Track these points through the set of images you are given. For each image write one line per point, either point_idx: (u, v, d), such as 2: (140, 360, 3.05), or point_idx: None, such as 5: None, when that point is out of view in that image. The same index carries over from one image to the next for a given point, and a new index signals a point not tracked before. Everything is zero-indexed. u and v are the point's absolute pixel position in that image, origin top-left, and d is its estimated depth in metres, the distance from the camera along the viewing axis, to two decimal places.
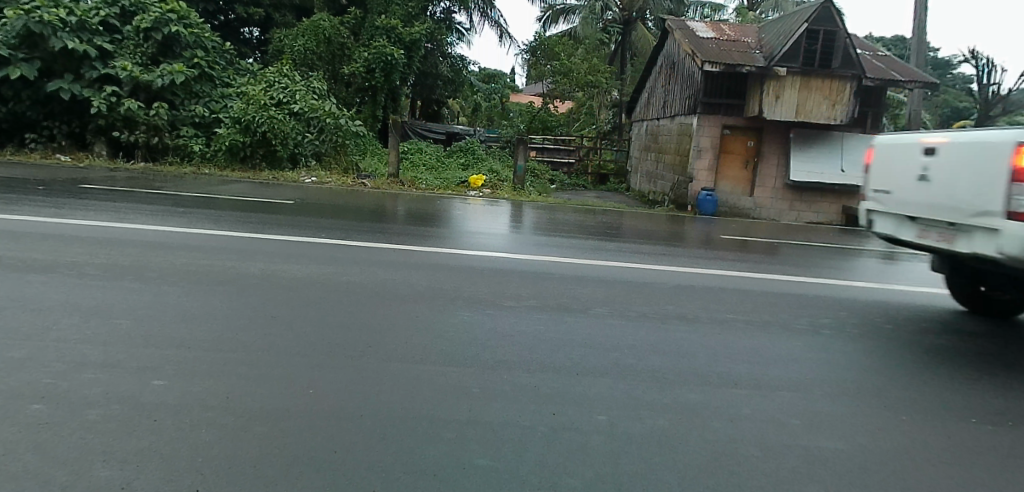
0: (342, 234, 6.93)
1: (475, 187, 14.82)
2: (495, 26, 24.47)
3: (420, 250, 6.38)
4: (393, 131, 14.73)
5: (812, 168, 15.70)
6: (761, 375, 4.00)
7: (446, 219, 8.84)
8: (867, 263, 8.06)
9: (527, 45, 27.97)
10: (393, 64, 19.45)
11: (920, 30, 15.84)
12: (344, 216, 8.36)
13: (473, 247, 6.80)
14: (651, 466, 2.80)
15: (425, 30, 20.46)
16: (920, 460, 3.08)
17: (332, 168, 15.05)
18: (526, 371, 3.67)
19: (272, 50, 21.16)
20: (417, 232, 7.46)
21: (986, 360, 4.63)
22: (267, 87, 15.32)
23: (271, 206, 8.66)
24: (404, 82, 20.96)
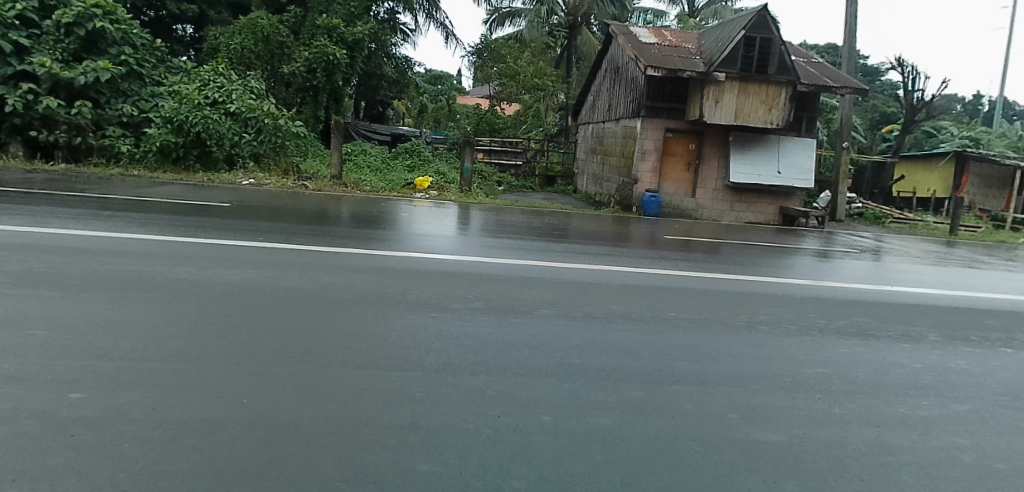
0: (280, 236, 6.77)
1: (421, 188, 14.70)
2: (441, 27, 24.35)
3: (362, 253, 6.28)
4: (335, 132, 14.46)
5: (750, 170, 16.20)
6: (701, 371, 4.09)
7: (389, 220, 8.76)
8: (801, 261, 8.38)
9: (474, 48, 28.06)
10: (334, 64, 19.03)
11: (849, 39, 16.63)
12: (281, 218, 8.16)
13: (418, 249, 6.72)
14: (595, 464, 2.83)
15: (370, 30, 20.14)
16: (850, 449, 3.22)
17: (272, 170, 14.71)
18: (467, 373, 3.65)
19: (206, 47, 20.43)
20: (359, 234, 7.35)
21: (911, 352, 4.87)
22: (201, 86, 14.86)
23: (204, 209, 8.36)
24: (347, 83, 20.59)
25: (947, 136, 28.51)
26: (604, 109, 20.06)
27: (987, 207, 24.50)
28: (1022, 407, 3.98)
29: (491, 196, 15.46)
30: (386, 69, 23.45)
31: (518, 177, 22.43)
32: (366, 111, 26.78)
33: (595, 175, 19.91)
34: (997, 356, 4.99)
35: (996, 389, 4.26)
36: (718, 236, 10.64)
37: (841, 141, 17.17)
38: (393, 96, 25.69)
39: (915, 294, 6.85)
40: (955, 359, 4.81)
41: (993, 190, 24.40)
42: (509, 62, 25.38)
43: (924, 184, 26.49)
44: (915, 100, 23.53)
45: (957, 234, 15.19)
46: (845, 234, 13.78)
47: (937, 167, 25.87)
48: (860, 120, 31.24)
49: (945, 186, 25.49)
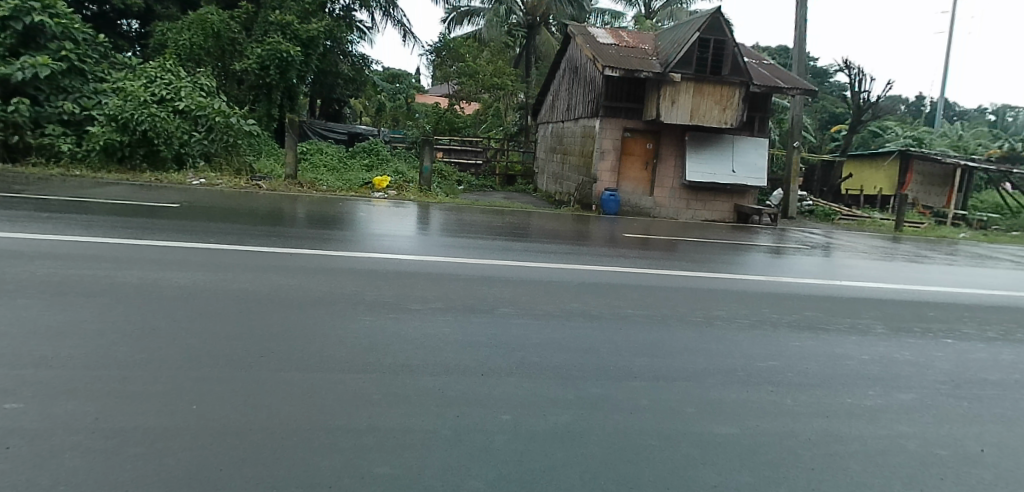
0: (232, 237, 6.61)
1: (380, 188, 14.57)
2: (398, 25, 24.13)
3: (316, 253, 6.18)
4: (290, 131, 14.18)
5: (706, 169, 16.56)
6: (658, 367, 4.17)
7: (344, 220, 8.63)
8: (754, 257, 8.59)
9: (433, 46, 27.96)
10: (288, 62, 18.73)
11: (799, 42, 17.16)
12: (233, 218, 7.97)
13: (374, 249, 6.65)
14: (554, 460, 2.85)
15: (325, 28, 20.00)
16: (801, 439, 3.33)
17: (223, 170, 14.35)
18: (424, 374, 3.62)
19: (153, 44, 19.80)
20: (314, 234, 7.23)
21: (859, 344, 5.06)
22: (147, 83, 14.43)
23: (151, 210, 8.09)
24: (302, 81, 20.27)
25: (891, 136, 29.54)
26: (563, 109, 20.22)
27: (929, 203, 25.98)
28: (961, 395, 4.18)
29: (451, 195, 15.40)
30: (342, 66, 23.11)
31: (479, 176, 22.40)
32: (322, 110, 26.34)
33: (555, 174, 20.04)
34: (939, 346, 5.23)
35: (938, 378, 4.46)
36: (674, 233, 10.84)
37: (792, 140, 17.70)
38: (349, 95, 25.40)
39: (862, 288, 7.12)
40: (900, 350, 5.02)
41: (935, 187, 25.90)
42: (467, 62, 25.33)
43: (872, 181, 27.24)
44: (863, 101, 24.40)
45: (902, 230, 15.83)
46: (797, 230, 14.19)
47: (883, 165, 26.69)
48: (811, 120, 32.25)
49: (890, 184, 26.38)
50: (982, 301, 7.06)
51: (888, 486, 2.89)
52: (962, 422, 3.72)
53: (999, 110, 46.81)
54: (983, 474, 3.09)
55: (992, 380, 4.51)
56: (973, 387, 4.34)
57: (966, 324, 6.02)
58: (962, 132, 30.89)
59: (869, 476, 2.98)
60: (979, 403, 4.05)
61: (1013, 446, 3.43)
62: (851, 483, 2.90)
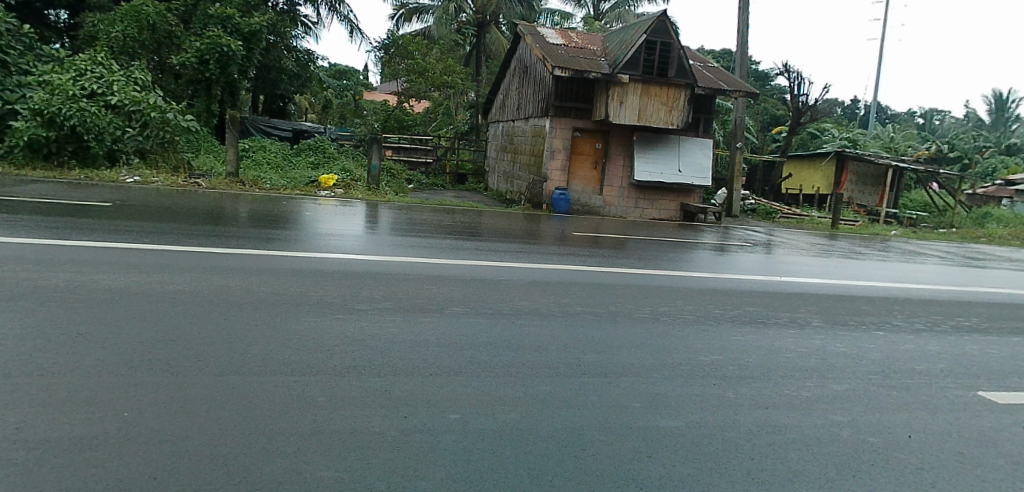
0: (168, 237, 6.34)
1: (327, 186, 14.41)
2: (344, 21, 23.66)
3: (259, 254, 6.02)
4: (231, 128, 13.76)
5: (653, 169, 16.93)
6: (605, 363, 4.24)
7: (286, 219, 8.45)
8: (698, 255, 8.83)
9: (381, 43, 27.65)
10: (229, 56, 18.23)
11: (741, 46, 17.71)
12: (170, 217, 7.68)
13: (318, 248, 6.51)
14: (502, 458, 2.86)
15: (267, 21, 19.47)
16: (742, 430, 3.45)
17: (160, 167, 13.83)
18: (371, 374, 3.58)
19: (83, 35, 18.88)
20: (257, 233, 7.04)
21: (797, 338, 5.27)
22: (76, 76, 13.75)
23: (80, 209, 7.71)
24: (244, 76, 19.74)
25: (828, 137, 30.80)
26: (514, 108, 20.31)
27: (863, 201, 27.28)
28: (891, 384, 4.40)
29: (401, 194, 15.23)
30: (286, 62, 22.51)
31: (429, 175, 22.25)
32: (266, 106, 25.60)
33: (506, 173, 20.11)
34: (871, 338, 5.49)
35: (869, 369, 4.70)
36: (621, 231, 11.04)
37: (735, 141, 18.24)
38: (294, 91, 24.60)
39: (800, 283, 7.42)
40: (835, 342, 5.26)
41: (868, 186, 27.17)
42: (417, 59, 25.12)
43: (810, 181, 28.41)
44: (801, 104, 25.38)
45: (838, 227, 16.57)
46: (740, 229, 14.66)
47: (821, 165, 27.88)
48: (753, 122, 33.38)
49: (828, 183, 27.57)
50: (909, 294, 7.46)
51: (822, 473, 3.02)
52: (891, 410, 3.93)
53: (927, 113, 49.41)
54: (910, 459, 3.26)
55: (919, 370, 4.77)
56: (901, 376, 4.59)
57: (896, 316, 6.35)
58: (894, 134, 32.48)
59: (805, 465, 3.10)
60: (907, 392, 4.28)
61: (937, 432, 3.64)
62: (788, 471, 3.02)
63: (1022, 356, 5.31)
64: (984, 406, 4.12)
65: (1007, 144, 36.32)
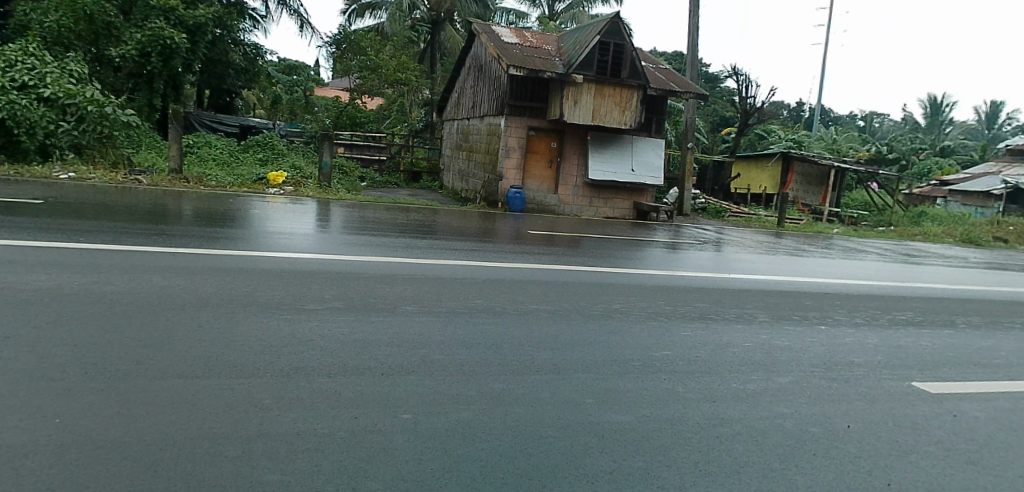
0: (101, 236, 6.08)
1: (276, 183, 14.06)
2: (294, 15, 23.18)
3: (202, 253, 5.83)
4: (174, 123, 13.31)
5: (607, 168, 17.17)
6: (557, 360, 4.29)
7: (232, 217, 8.24)
8: (651, 253, 9.00)
9: (334, 38, 27.20)
10: (173, 49, 17.69)
11: (692, 49, 18.11)
12: (107, 215, 7.38)
13: (263, 247, 6.37)
14: (454, 457, 2.86)
15: (212, 14, 19.12)
16: (690, 424, 3.53)
17: (96, 163, 13.13)
18: (319, 375, 3.52)
19: (13, 24, 17.93)
20: (201, 232, 6.84)
21: (744, 333, 5.44)
22: (5, 67, 13.10)
23: (5, 207, 7.31)
24: (189, 70, 19.16)
25: (776, 138, 31.83)
26: (469, 106, 20.27)
27: (808, 201, 28.34)
28: (831, 376, 4.59)
29: (353, 192, 15.01)
30: (234, 56, 21.91)
31: (382, 172, 22.07)
32: (213, 101, 24.84)
33: (461, 171, 20.06)
34: (813, 332, 5.72)
35: (811, 362, 4.89)
36: (577, 230, 11.15)
37: (687, 141, 18.66)
38: (242, 86, 23.95)
39: (748, 280, 7.65)
40: (779, 337, 5.45)
41: (812, 187, 28.25)
42: (371, 55, 24.82)
43: (758, 180, 29.33)
44: (749, 106, 26.13)
45: (783, 226, 17.18)
46: (691, 227, 15.00)
47: (767, 166, 28.82)
48: (704, 123, 34.23)
49: (774, 183, 28.54)
50: (847, 289, 7.80)
51: (765, 463, 3.12)
52: (832, 401, 4.09)
53: (867, 116, 51.61)
54: (848, 447, 3.42)
55: (858, 362, 4.99)
56: (841, 368, 4.79)
57: (837, 311, 6.62)
58: (836, 136, 33.81)
59: (749, 455, 3.21)
60: (845, 383, 4.47)
61: (872, 421, 3.81)
62: (733, 462, 3.11)
63: (951, 347, 5.62)
64: (918, 396, 4.33)
65: (940, 147, 38.29)
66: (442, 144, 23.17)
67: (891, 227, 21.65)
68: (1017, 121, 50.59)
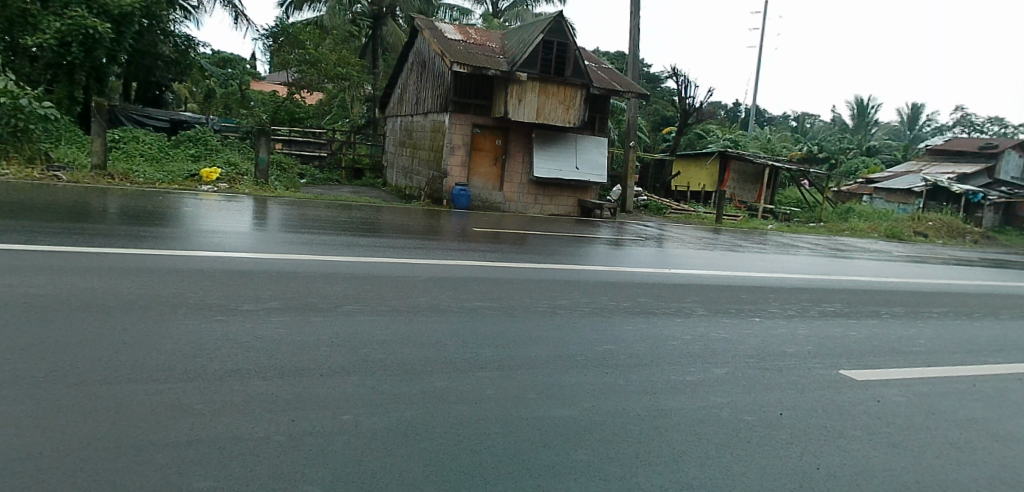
0: (14, 235, 5.74)
1: (209, 180, 13.60)
2: (228, 6, 22.36)
3: (127, 253, 5.57)
4: (97, 116, 12.64)
5: (552, 166, 17.33)
6: (501, 357, 4.30)
7: (161, 215, 7.91)
8: (596, 249, 9.15)
9: (271, 31, 26.40)
10: (96, 39, 16.81)
11: (634, 49, 18.48)
12: (20, 214, 6.94)
13: (190, 245, 6.15)
14: (398, 456, 2.84)
15: (139, 3, 18.24)
16: (631, 416, 3.62)
17: (10, 157, 12.30)
18: (252, 377, 3.42)
19: None
20: (126, 231, 6.53)
21: (684, 326, 5.62)
22: None
23: None
24: (114, 61, 18.22)
25: (714, 137, 32.89)
26: (412, 103, 20.07)
27: (744, 198, 29.44)
28: (764, 366, 4.79)
29: (292, 189, 14.63)
30: (164, 47, 21.00)
31: (323, 169, 21.67)
32: (141, 93, 23.69)
33: (405, 168, 19.84)
34: (747, 324, 5.95)
35: (748, 353, 5.08)
36: (521, 227, 11.23)
37: (629, 140, 19.03)
38: (172, 78, 22.96)
39: (688, 275, 7.88)
40: (716, 329, 5.64)
41: (748, 184, 29.39)
42: (310, 49, 24.25)
43: (696, 178, 30.22)
44: (689, 105, 26.86)
45: (722, 222, 17.77)
46: (634, 224, 15.35)
47: (705, 163, 29.69)
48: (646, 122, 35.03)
49: (711, 180, 29.40)
50: (779, 283, 8.14)
51: (701, 452, 3.23)
52: (767, 391, 4.26)
53: (799, 117, 53.93)
54: (781, 434, 3.57)
55: (790, 352, 5.22)
56: (774, 359, 5.00)
57: (771, 304, 6.91)
58: (771, 136, 35.22)
59: (688, 445, 3.31)
60: (778, 373, 4.67)
61: (803, 409, 4.00)
62: (673, 452, 3.20)
63: (874, 337, 5.95)
64: (845, 383, 4.58)
65: (866, 147, 40.43)
66: (384, 141, 22.90)
67: (822, 223, 22.69)
68: (934, 123, 53.96)
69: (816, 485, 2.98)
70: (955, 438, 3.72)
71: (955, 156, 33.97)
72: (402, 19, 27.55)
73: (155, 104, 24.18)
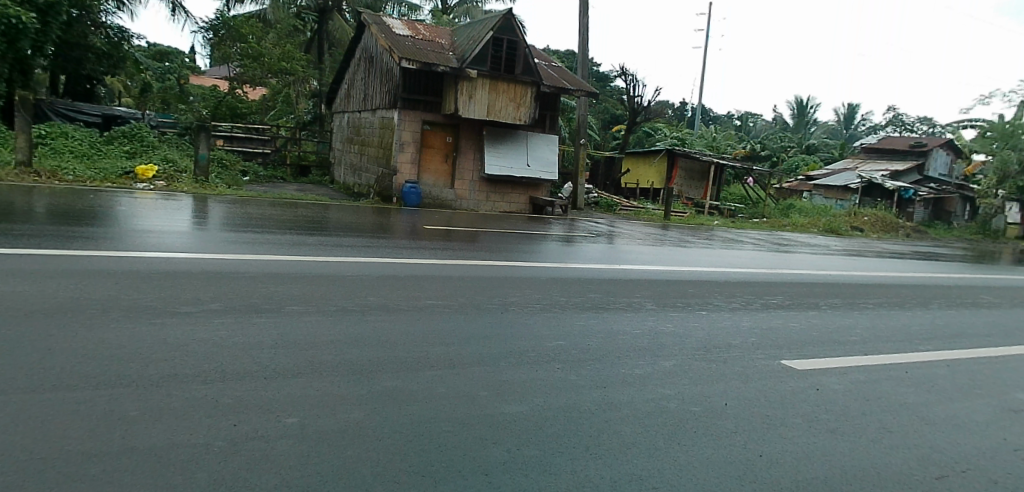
0: None
1: (145, 177, 13.11)
2: None
3: (53, 254, 5.29)
4: (21, 111, 11.96)
5: (503, 163, 17.37)
6: (451, 354, 4.29)
7: (91, 215, 7.51)
8: (548, 246, 9.22)
9: (211, 23, 25.48)
10: (20, 29, 15.90)
11: (583, 47, 18.69)
12: None
13: (120, 245, 5.90)
14: (347, 459, 2.79)
15: None
16: (582, 410, 3.67)
17: None
18: (192, 382, 3.30)
19: None
20: (51, 231, 6.18)
21: (633, 320, 5.74)
22: None
23: None
24: (40, 53, 17.25)
25: (661, 136, 33.59)
26: (360, 99, 19.75)
27: (691, 194, 30.21)
28: (710, 358, 4.93)
29: (234, 187, 14.21)
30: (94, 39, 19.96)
31: (267, 166, 21.14)
32: (70, 87, 22.49)
33: (353, 165, 19.52)
34: (694, 317, 6.11)
35: (694, 345, 5.22)
36: (475, 224, 11.21)
37: (580, 138, 19.25)
38: (105, 72, 21.87)
39: (638, 271, 8.02)
40: (665, 323, 5.78)
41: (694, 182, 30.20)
42: (251, 43, 23.58)
43: (646, 176, 30.81)
44: (637, 104, 27.34)
45: (670, 218, 18.21)
46: (585, 221, 15.55)
47: (654, 161, 30.32)
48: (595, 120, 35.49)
49: (660, 178, 30.05)
50: (724, 277, 8.38)
51: (649, 444, 3.30)
52: (712, 382, 4.39)
53: (743, 116, 55.68)
54: (726, 424, 3.68)
55: (735, 344, 5.39)
56: (719, 350, 5.16)
57: (717, 297, 7.11)
58: (717, 134, 36.20)
59: (636, 437, 3.38)
60: (723, 364, 4.82)
61: (747, 399, 4.13)
62: (622, 444, 3.26)
63: (812, 327, 6.21)
64: (787, 373, 4.76)
65: (806, 145, 42.08)
66: (331, 138, 22.54)
67: (765, 219, 23.53)
68: (869, 122, 56.55)
69: (760, 472, 3.08)
70: (889, 423, 3.91)
71: (887, 154, 35.74)
72: (349, 14, 27.02)
73: (85, 98, 23.01)
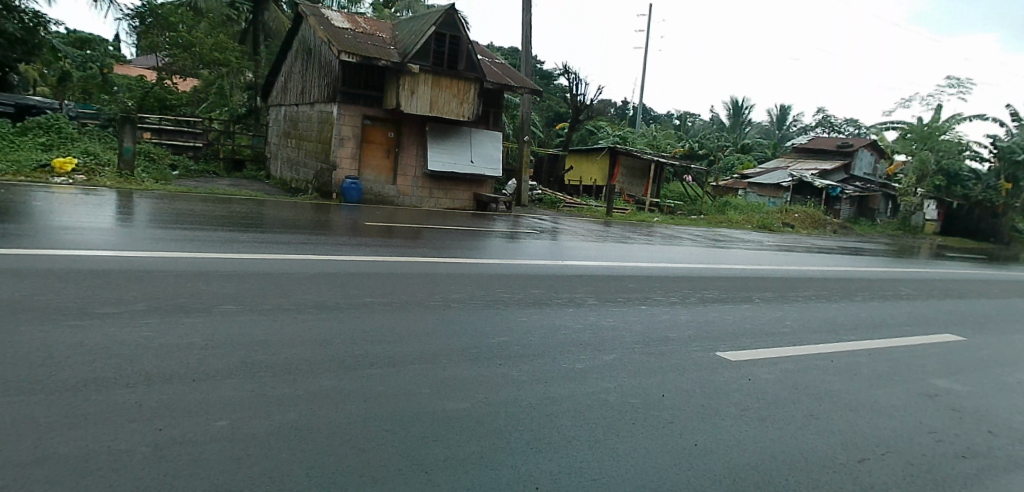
0: None
1: (62, 171, 12.40)
2: None
3: None
4: None
5: (447, 159, 17.30)
6: (392, 352, 4.25)
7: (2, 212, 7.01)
8: (491, 243, 9.24)
9: (137, 10, 24.20)
10: None
11: (526, 45, 18.81)
12: None
13: (31, 242, 5.56)
14: (281, 462, 2.73)
15: None
16: (523, 405, 3.70)
17: None
18: (115, 386, 3.15)
19: None
20: None
21: (574, 315, 5.83)
22: None
23: None
24: None
25: (604, 134, 34.17)
26: (297, 92, 19.21)
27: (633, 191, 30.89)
28: (649, 351, 5.07)
29: (162, 181, 13.60)
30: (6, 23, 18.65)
31: (198, 159, 20.31)
32: None
33: (291, 160, 18.99)
34: (634, 312, 6.27)
35: (634, 339, 5.36)
36: (418, 221, 11.11)
37: (524, 135, 19.38)
38: (18, 58, 20.44)
39: (580, 266, 8.15)
40: (605, 317, 5.91)
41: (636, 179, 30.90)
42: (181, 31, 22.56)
43: (589, 173, 31.28)
44: (580, 102, 27.69)
45: (612, 215, 18.58)
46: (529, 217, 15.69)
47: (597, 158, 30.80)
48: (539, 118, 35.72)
49: (603, 175, 30.56)
50: (662, 272, 8.62)
51: (589, 436, 3.37)
52: (650, 374, 4.52)
53: (682, 116, 57.27)
54: (663, 415, 3.80)
55: (672, 337, 5.56)
56: (657, 344, 5.31)
57: (656, 292, 7.31)
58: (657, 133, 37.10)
59: (576, 430, 3.44)
60: (660, 357, 4.97)
61: (684, 390, 4.27)
62: (562, 438, 3.32)
63: (746, 320, 6.47)
64: (721, 364, 4.95)
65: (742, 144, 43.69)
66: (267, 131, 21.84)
67: (704, 216, 24.34)
68: (799, 123, 59.21)
69: (694, 461, 3.20)
70: (815, 409, 4.13)
71: (816, 154, 37.54)
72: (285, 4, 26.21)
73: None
